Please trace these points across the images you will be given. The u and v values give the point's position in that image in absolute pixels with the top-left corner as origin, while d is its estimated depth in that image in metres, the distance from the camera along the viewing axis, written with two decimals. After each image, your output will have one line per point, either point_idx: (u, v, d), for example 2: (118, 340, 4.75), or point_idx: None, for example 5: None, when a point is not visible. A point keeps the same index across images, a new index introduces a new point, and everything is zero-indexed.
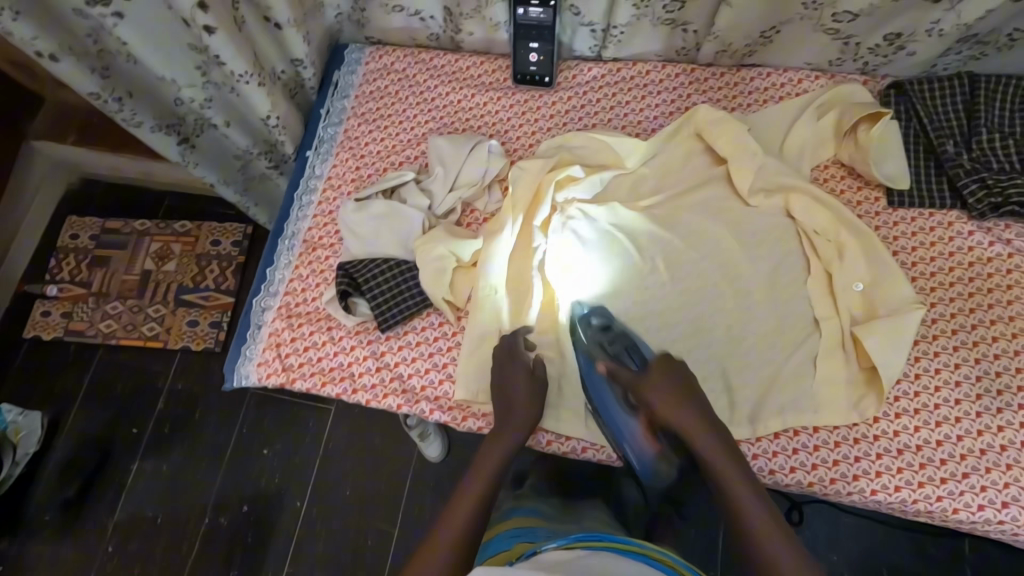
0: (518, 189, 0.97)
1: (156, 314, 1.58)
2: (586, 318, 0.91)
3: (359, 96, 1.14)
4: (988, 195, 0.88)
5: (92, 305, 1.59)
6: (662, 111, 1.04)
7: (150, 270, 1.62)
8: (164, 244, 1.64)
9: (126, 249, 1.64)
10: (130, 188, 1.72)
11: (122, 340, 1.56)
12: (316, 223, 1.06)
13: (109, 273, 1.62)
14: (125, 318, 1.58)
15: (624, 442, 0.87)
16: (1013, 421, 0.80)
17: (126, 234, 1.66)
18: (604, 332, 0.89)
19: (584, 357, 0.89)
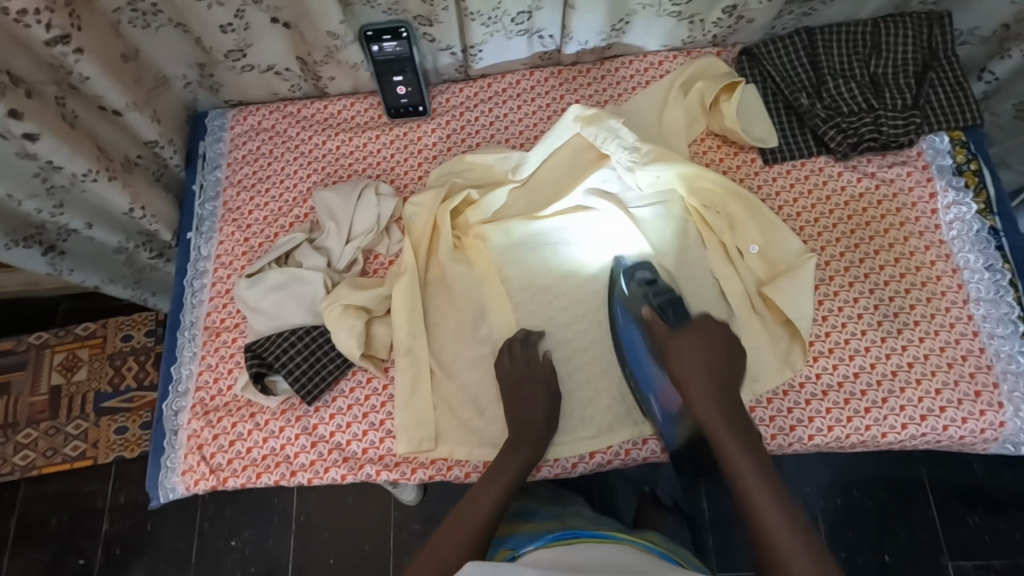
0: (415, 227, 0.95)
1: (77, 431, 1.43)
2: (631, 270, 0.93)
3: (231, 164, 1.08)
4: (846, 137, 0.94)
5: (0, 439, 1.43)
6: (541, 117, 1.05)
7: (60, 384, 1.47)
8: (68, 353, 1.49)
9: (27, 367, 1.49)
10: (15, 302, 1.56)
11: (44, 469, 1.41)
12: (215, 306, 0.99)
13: (12, 400, 1.46)
14: (43, 444, 1.42)
15: (649, 395, 0.89)
16: (915, 338, 0.86)
17: (21, 353, 1.50)
18: (648, 285, 0.91)
19: (625, 305, 0.91)
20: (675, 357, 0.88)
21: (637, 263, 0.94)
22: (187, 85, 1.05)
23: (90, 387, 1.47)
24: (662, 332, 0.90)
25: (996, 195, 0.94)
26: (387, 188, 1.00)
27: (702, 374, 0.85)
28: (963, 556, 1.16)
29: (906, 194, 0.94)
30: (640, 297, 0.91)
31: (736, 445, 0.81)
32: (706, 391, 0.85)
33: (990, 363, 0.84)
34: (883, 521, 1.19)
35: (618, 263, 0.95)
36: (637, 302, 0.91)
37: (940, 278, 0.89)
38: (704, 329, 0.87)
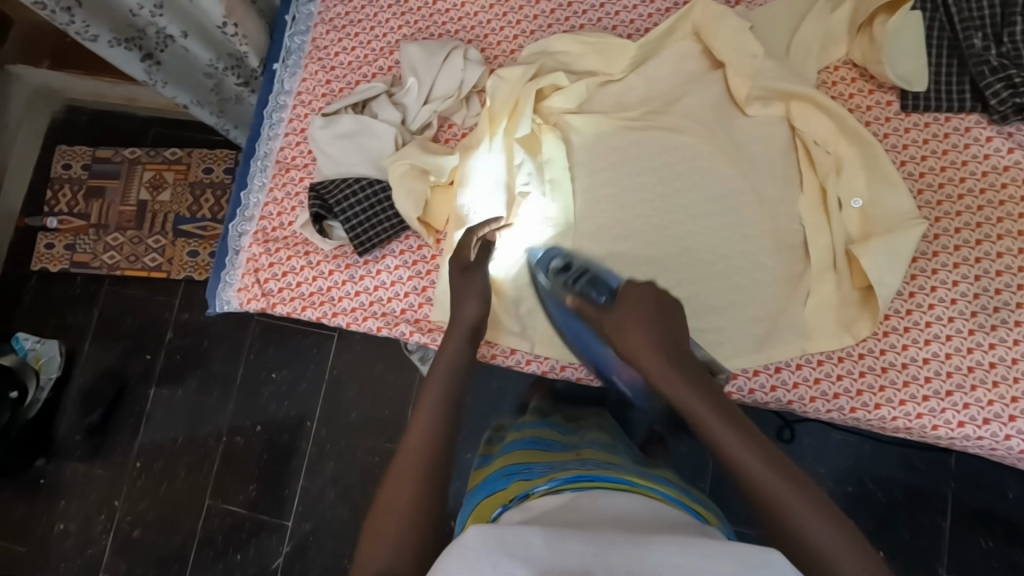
0: (495, 100, 0.91)
1: (157, 245, 1.56)
2: (544, 261, 0.85)
3: (326, 0, 1.05)
4: (1013, 95, 0.79)
5: (93, 237, 1.58)
6: (658, 9, 0.94)
7: (146, 201, 1.59)
8: (156, 173, 1.59)
9: (120, 179, 1.60)
10: (116, 114, 1.65)
11: (126, 271, 1.56)
12: (288, 143, 1.01)
13: (105, 205, 1.59)
14: (127, 250, 1.57)
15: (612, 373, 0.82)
16: (1007, 339, 0.77)
17: (117, 164, 1.61)
18: (563, 271, 0.83)
19: (555, 304, 0.83)
20: (615, 331, 0.74)
21: (548, 250, 0.86)
22: None
23: (170, 209, 1.58)
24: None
25: None
26: (475, 55, 0.94)
27: (658, 341, 0.70)
28: (967, 570, 1.12)
29: None
30: (563, 285, 0.82)
31: (724, 423, 0.61)
32: (676, 371, 0.67)
33: None
34: (892, 516, 1.15)
35: (531, 258, 0.87)
36: (557, 288, 0.82)
37: None
38: (631, 296, 0.75)
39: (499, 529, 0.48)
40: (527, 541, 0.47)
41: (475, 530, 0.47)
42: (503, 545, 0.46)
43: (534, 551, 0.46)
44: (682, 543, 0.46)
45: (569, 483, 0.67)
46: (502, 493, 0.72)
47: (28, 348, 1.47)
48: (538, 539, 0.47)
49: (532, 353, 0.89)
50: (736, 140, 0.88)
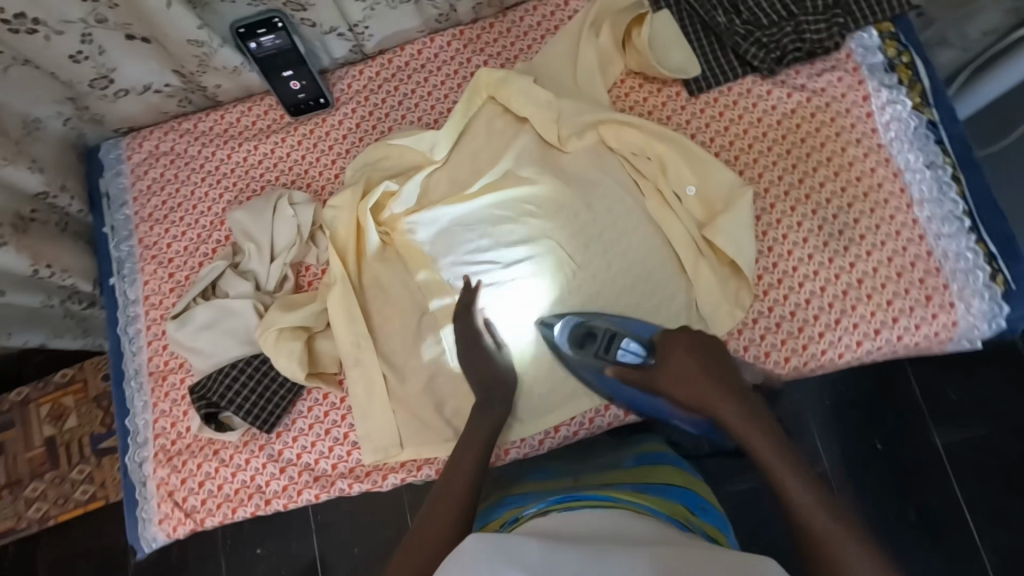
0: (337, 230, 0.91)
1: (83, 476, 1.32)
2: (562, 335, 0.85)
3: (138, 197, 1.02)
4: (768, 52, 0.88)
5: (8, 499, 1.32)
6: (450, 86, 0.98)
7: (54, 436, 1.33)
8: (54, 402, 1.34)
9: (15, 425, 1.34)
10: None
11: (62, 517, 1.31)
12: (154, 350, 0.96)
13: (11, 458, 1.33)
14: (53, 494, 1.31)
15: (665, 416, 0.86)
16: (862, 254, 0.84)
17: (6, 410, 1.34)
18: (592, 342, 0.84)
19: (585, 369, 0.84)
20: (667, 378, 0.80)
21: (568, 321, 0.85)
22: (66, 121, 0.96)
23: (85, 432, 1.34)
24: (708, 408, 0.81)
25: (933, 86, 0.88)
26: (301, 196, 0.94)
27: (706, 363, 0.79)
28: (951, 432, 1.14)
29: (839, 101, 0.89)
30: (588, 355, 0.84)
31: (725, 395, 0.76)
32: (718, 389, 0.77)
33: (939, 266, 0.82)
34: (870, 412, 1.17)
35: (546, 326, 0.86)
36: (592, 359, 0.84)
37: (881, 186, 0.86)
38: (671, 344, 0.81)
39: (496, 536, 0.58)
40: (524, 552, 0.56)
41: (473, 540, 0.58)
42: (496, 543, 0.57)
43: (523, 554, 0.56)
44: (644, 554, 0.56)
45: (559, 504, 0.72)
46: (500, 524, 0.75)
47: None
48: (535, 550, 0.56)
49: None
50: (569, 177, 0.92)
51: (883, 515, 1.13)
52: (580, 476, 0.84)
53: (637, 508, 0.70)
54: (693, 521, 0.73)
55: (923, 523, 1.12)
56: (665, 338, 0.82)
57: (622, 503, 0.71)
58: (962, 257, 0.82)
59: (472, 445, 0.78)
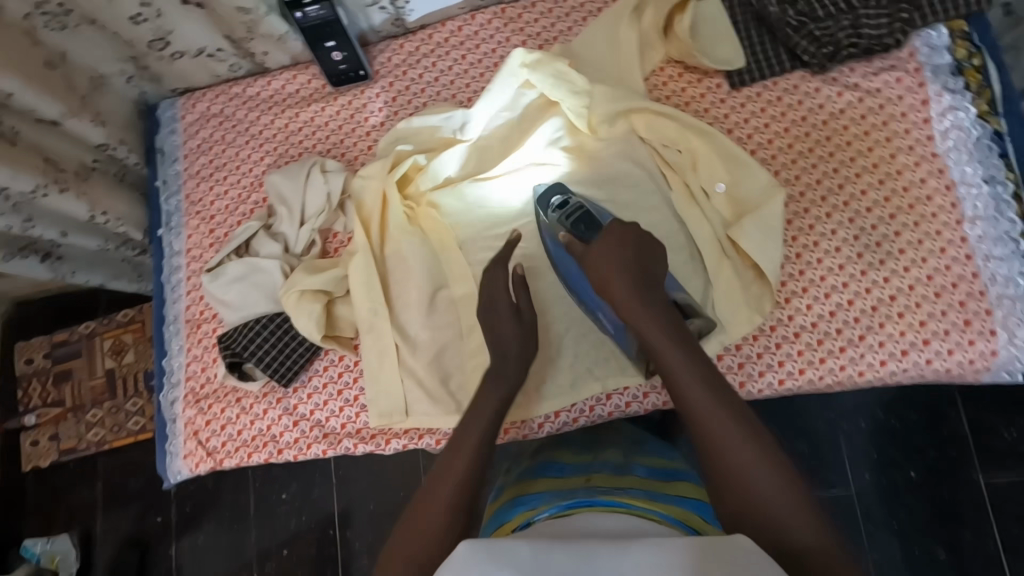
0: (365, 200, 0.94)
1: (137, 408, 1.43)
2: (546, 199, 0.85)
3: (188, 155, 1.09)
4: (819, 47, 0.83)
5: (73, 420, 1.44)
6: (487, 65, 0.98)
7: (113, 368, 1.45)
8: (115, 338, 1.46)
9: (82, 356, 1.46)
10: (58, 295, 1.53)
11: (116, 443, 1.43)
12: (192, 299, 1.03)
13: (73, 386, 1.45)
14: (110, 421, 1.43)
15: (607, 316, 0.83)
16: (899, 269, 0.79)
17: (75, 342, 1.47)
18: (561, 209, 0.82)
19: (550, 236, 0.84)
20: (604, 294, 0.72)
21: (554, 187, 0.85)
22: (129, 79, 1.03)
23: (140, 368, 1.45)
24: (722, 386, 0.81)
25: (1005, 93, 0.81)
26: (333, 165, 0.97)
27: (646, 300, 0.70)
28: (996, 473, 1.08)
29: (895, 104, 0.83)
30: (559, 222, 0.82)
31: (675, 348, 0.66)
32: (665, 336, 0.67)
33: (984, 289, 0.76)
34: (906, 438, 1.11)
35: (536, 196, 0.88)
36: (554, 225, 0.83)
37: (931, 198, 0.80)
38: (625, 254, 0.72)
39: (488, 541, 0.51)
40: (514, 552, 0.50)
41: (466, 545, 0.51)
42: (491, 552, 0.50)
43: (522, 561, 0.49)
44: (655, 544, 0.50)
45: (569, 510, 0.66)
46: (511, 530, 0.69)
47: (40, 552, 1.35)
48: (526, 552, 0.50)
49: None
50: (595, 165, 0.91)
51: (907, 546, 1.08)
52: (591, 478, 0.76)
53: (652, 515, 0.65)
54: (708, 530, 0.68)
55: (952, 559, 1.07)
56: (613, 220, 0.76)
57: (635, 509, 0.66)
58: (1013, 283, 0.76)
59: (497, 386, 0.75)
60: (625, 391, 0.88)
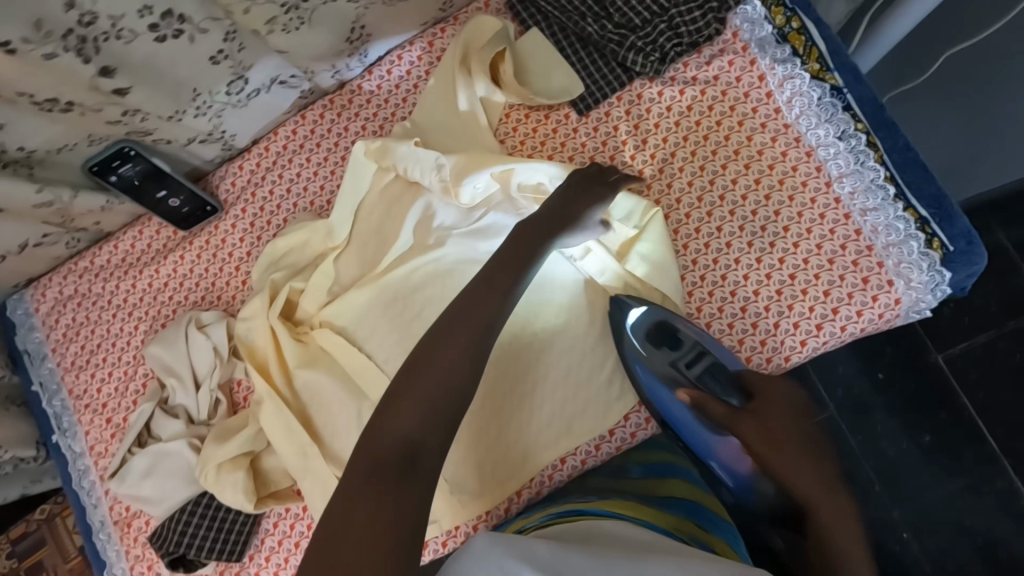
0: (257, 341, 0.88)
1: None
2: (646, 333, 0.80)
3: (57, 348, 0.99)
4: (647, 54, 0.82)
5: None
6: (334, 161, 0.93)
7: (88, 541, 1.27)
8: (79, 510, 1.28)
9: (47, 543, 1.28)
10: None
11: None
12: (112, 499, 0.95)
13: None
14: None
15: (709, 460, 0.81)
16: (789, 247, 0.79)
17: (36, 529, 1.29)
18: (674, 350, 0.81)
19: (644, 369, 0.80)
20: (753, 427, 0.79)
21: (650, 314, 0.80)
22: None
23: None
24: (719, 411, 0.80)
25: (830, 47, 0.80)
26: (209, 316, 0.90)
27: (801, 441, 0.78)
28: (949, 346, 1.11)
29: (735, 87, 0.82)
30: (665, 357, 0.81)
31: (813, 467, 0.76)
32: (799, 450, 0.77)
33: (870, 243, 0.77)
34: (871, 363, 1.12)
35: (623, 322, 0.80)
36: (665, 365, 0.81)
37: (796, 169, 0.80)
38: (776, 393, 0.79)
39: (510, 536, 0.51)
40: (533, 549, 0.50)
41: (483, 535, 0.51)
42: (508, 544, 0.50)
43: (537, 556, 0.49)
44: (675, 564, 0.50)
45: (558, 517, 0.69)
46: None
47: None
48: (543, 549, 0.50)
49: (442, 534, 0.84)
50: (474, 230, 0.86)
51: (895, 445, 1.10)
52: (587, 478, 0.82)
53: (638, 521, 0.66)
54: (698, 533, 0.68)
55: (951, 470, 1.08)
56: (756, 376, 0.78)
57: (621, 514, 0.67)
58: (893, 229, 0.77)
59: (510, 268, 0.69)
60: (577, 450, 0.83)
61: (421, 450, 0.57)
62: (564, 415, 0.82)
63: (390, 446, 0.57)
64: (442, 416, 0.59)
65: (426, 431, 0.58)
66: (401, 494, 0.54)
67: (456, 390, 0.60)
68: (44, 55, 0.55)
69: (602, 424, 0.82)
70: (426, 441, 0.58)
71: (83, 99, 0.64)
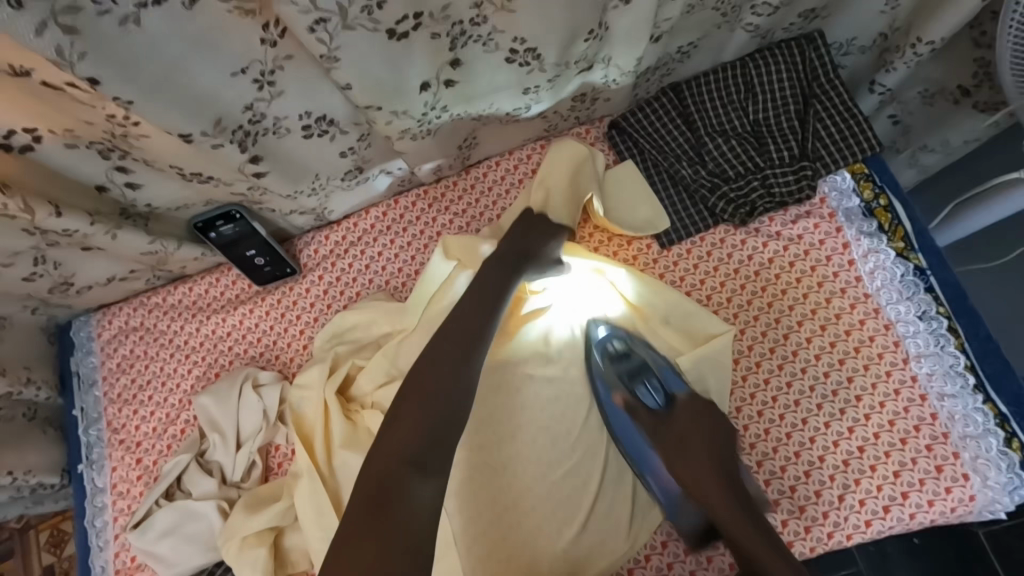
0: (307, 412, 0.88)
1: None
2: (606, 342, 0.85)
3: (108, 377, 1.00)
4: (736, 205, 0.86)
5: None
6: (417, 248, 0.96)
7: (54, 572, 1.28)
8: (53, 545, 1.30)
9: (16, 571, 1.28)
10: None
11: None
12: (121, 545, 0.91)
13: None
14: None
15: (647, 474, 0.81)
16: (860, 417, 0.78)
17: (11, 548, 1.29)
18: (622, 361, 0.84)
19: (602, 383, 0.84)
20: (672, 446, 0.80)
21: (611, 332, 0.85)
22: (35, 310, 0.95)
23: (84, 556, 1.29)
24: (647, 418, 0.83)
25: (916, 228, 0.83)
26: (267, 375, 0.91)
27: (715, 461, 0.76)
28: None
29: (818, 249, 0.84)
30: (612, 367, 0.84)
31: (727, 491, 0.74)
32: (716, 478, 0.75)
33: (946, 430, 0.75)
34: None
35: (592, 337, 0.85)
36: (614, 376, 0.84)
37: (872, 339, 0.80)
38: (692, 411, 0.80)
39: None
40: None
41: None
42: None
43: None
44: None
45: None
46: None
47: None
48: None
49: None
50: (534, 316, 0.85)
51: None
52: None
53: None
54: None
55: None
56: (689, 398, 0.81)
57: None
58: (971, 420, 0.75)
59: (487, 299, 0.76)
60: None
61: (410, 487, 0.63)
62: (605, 548, 0.79)
63: (391, 464, 0.64)
64: (439, 454, 0.66)
65: (424, 453, 0.65)
66: (394, 512, 0.61)
67: (434, 421, 0.67)
68: (214, 145, 0.61)
69: (628, 551, 0.79)
70: (427, 461, 0.64)
71: (221, 176, 0.68)
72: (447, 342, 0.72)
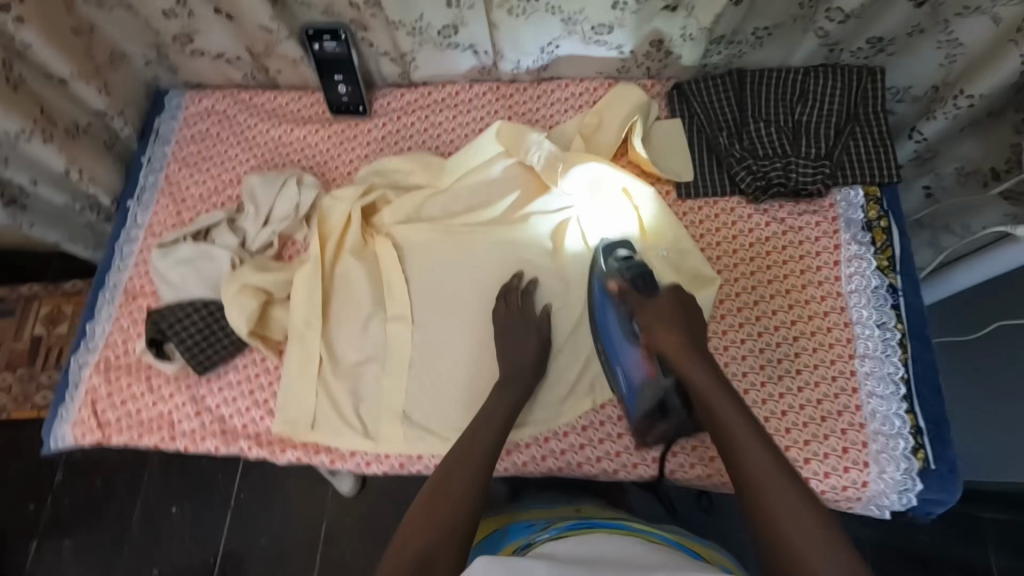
0: (330, 217, 0.99)
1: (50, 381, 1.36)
2: (610, 250, 0.91)
3: (180, 141, 1.13)
4: (755, 179, 0.95)
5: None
6: (472, 130, 1.07)
7: (41, 336, 1.39)
8: (55, 307, 1.41)
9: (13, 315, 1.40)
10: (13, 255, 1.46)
11: (13, 413, 1.34)
12: (137, 273, 1.04)
13: None
14: (17, 390, 1.36)
15: (616, 366, 0.86)
16: (793, 387, 0.86)
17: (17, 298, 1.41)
18: (624, 261, 0.88)
19: (598, 280, 0.89)
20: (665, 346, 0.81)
21: (620, 241, 0.92)
22: (148, 63, 1.11)
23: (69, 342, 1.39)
24: (635, 305, 0.86)
25: (902, 255, 0.92)
26: (310, 179, 1.03)
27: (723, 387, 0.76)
28: None
29: (812, 243, 0.93)
30: (616, 270, 0.88)
31: (738, 413, 0.74)
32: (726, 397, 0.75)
33: (863, 421, 0.82)
34: None
35: (598, 248, 0.92)
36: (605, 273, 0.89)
37: (830, 329, 0.88)
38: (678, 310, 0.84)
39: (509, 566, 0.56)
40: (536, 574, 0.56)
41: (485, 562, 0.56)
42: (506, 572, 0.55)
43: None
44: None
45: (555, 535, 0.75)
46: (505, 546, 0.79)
47: None
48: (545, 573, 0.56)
49: (371, 454, 0.89)
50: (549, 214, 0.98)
51: None
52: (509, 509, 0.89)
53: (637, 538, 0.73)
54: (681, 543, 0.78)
55: None
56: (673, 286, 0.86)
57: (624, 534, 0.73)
58: (889, 421, 0.82)
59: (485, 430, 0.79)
60: (525, 450, 0.88)
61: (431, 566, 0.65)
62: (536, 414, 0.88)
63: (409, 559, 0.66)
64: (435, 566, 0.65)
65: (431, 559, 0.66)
66: None
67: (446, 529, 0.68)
68: None
69: (556, 421, 0.88)
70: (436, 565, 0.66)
71: None
72: (458, 469, 0.75)
